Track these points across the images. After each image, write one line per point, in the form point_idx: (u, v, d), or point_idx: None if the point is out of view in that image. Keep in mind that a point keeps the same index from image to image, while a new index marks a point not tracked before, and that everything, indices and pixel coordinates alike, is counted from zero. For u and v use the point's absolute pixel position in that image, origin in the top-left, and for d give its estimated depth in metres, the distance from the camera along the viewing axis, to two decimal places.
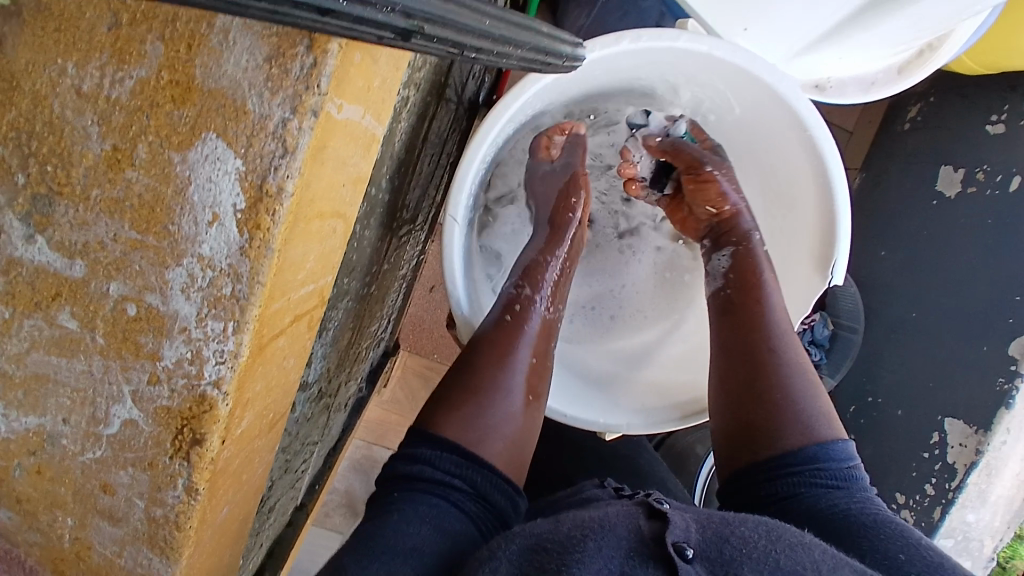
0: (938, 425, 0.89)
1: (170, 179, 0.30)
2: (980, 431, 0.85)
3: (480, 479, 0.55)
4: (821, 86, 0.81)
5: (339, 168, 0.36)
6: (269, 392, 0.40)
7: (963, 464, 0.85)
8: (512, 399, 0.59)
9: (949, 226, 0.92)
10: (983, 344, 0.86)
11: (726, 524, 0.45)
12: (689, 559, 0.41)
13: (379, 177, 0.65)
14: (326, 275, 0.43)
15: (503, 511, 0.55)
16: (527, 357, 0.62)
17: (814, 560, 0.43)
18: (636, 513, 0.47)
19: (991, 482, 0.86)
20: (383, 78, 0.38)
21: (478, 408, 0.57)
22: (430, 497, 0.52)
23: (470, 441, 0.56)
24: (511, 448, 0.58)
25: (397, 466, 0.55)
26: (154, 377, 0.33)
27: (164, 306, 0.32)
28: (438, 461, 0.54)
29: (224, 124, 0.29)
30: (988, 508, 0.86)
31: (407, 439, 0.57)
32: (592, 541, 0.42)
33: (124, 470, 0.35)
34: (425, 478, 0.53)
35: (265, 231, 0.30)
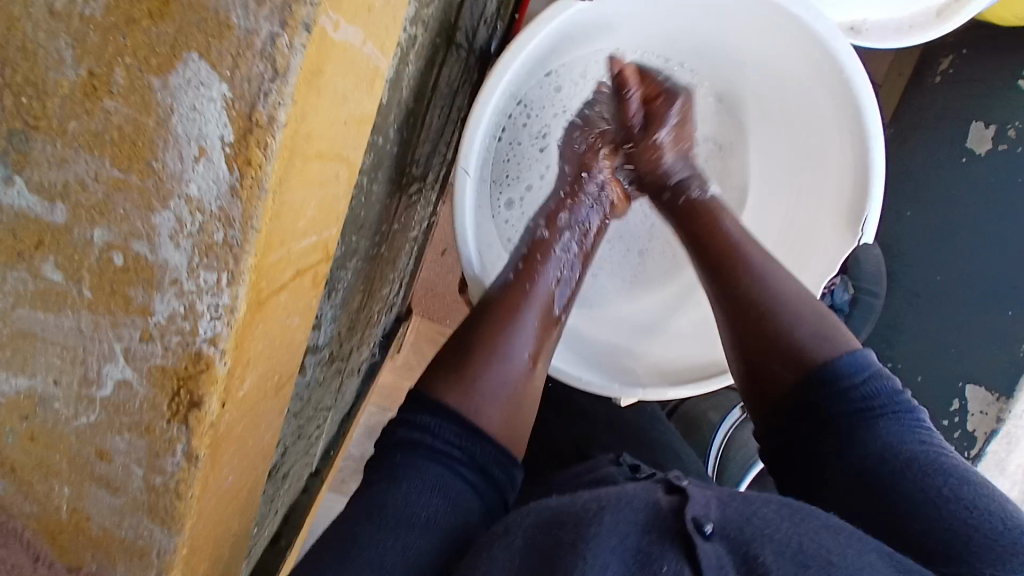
0: (959, 393, 0.87)
1: (152, 109, 0.27)
2: (1002, 398, 0.84)
3: (481, 452, 0.52)
4: (857, 29, 0.75)
5: (339, 103, 0.33)
6: (273, 352, 0.37)
7: (984, 432, 0.85)
8: (516, 364, 0.57)
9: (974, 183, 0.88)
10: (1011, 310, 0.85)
11: (748, 504, 0.43)
12: (707, 535, 0.39)
13: (384, 127, 0.61)
14: (329, 227, 0.40)
15: (503, 485, 0.52)
16: (533, 323, 0.60)
17: (840, 540, 0.40)
18: (654, 488, 0.45)
19: (1010, 451, 0.85)
20: (386, 2, 0.34)
21: (477, 372, 0.55)
22: (433, 464, 0.49)
23: (469, 406, 0.53)
24: (507, 412, 0.55)
25: (394, 433, 0.52)
26: (145, 335, 0.30)
27: (152, 256, 0.29)
28: (438, 430, 0.51)
29: (205, 42, 0.26)
30: (1007, 477, 0.86)
31: (405, 404, 0.54)
32: (608, 515, 0.40)
33: (121, 435, 0.33)
34: (425, 446, 0.50)
35: (257, 167, 0.27)
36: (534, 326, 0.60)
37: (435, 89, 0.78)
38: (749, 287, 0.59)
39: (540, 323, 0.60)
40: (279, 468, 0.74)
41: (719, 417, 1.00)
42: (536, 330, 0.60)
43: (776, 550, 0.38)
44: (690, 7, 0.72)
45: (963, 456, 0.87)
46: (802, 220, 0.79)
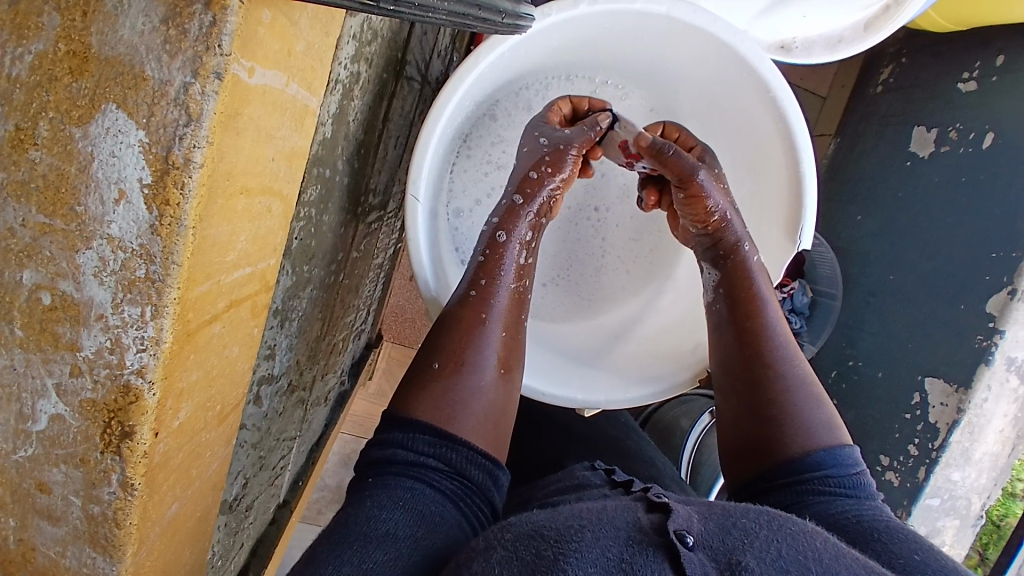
0: (919, 386, 0.89)
1: (73, 157, 0.28)
2: (961, 389, 0.84)
3: (455, 456, 0.54)
4: (787, 47, 0.80)
5: (263, 139, 0.34)
6: (214, 379, 0.39)
7: (945, 423, 0.85)
8: (487, 373, 0.59)
9: (922, 185, 0.91)
10: (959, 302, 0.86)
11: (728, 517, 0.44)
12: (690, 546, 0.40)
13: (331, 159, 0.63)
14: (267, 257, 0.41)
15: (482, 485, 0.54)
16: (499, 333, 0.62)
17: (818, 547, 0.42)
18: (636, 506, 0.47)
19: (974, 440, 0.86)
20: (307, 43, 0.36)
21: (449, 385, 0.57)
22: (403, 478, 0.51)
23: (442, 416, 0.55)
24: (485, 420, 0.57)
25: (369, 453, 0.54)
26: (75, 369, 0.31)
27: (78, 294, 0.30)
28: (410, 442, 0.54)
29: (122, 94, 0.27)
30: (973, 465, 0.87)
31: (380, 425, 0.56)
32: (590, 531, 0.42)
33: (58, 467, 0.33)
34: (396, 461, 0.53)
35: (175, 207, 0.28)
36: (499, 335, 0.62)
37: (386, 121, 0.81)
38: (754, 339, 0.60)
39: (506, 333, 0.62)
40: (241, 500, 0.75)
41: (687, 425, 1.02)
42: (502, 339, 0.62)
43: (758, 557, 0.39)
44: (621, 32, 0.75)
45: (927, 448, 0.87)
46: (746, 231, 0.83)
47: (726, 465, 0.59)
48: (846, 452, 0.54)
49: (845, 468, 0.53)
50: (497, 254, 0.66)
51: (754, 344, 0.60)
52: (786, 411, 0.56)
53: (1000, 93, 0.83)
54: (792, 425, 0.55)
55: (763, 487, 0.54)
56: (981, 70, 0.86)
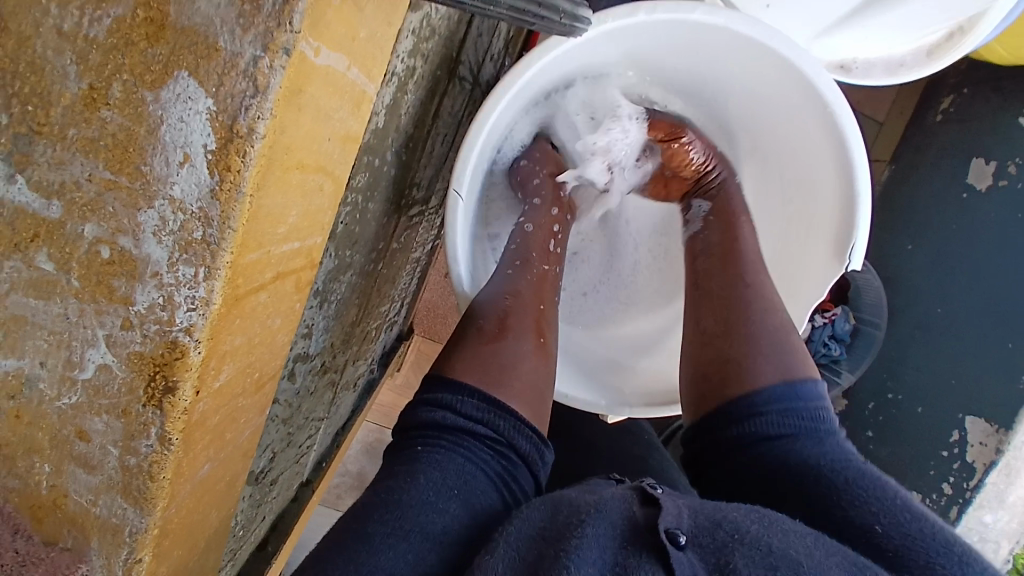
0: (959, 424, 0.89)
1: (143, 119, 0.30)
2: (1002, 430, 0.85)
3: (504, 424, 0.54)
4: (847, 67, 0.79)
5: (322, 119, 0.35)
6: (253, 349, 0.40)
7: (983, 463, 0.86)
8: (526, 343, 0.61)
9: (977, 220, 0.89)
10: (1008, 342, 0.86)
11: (719, 510, 0.45)
12: (680, 546, 0.41)
13: (381, 147, 0.65)
14: (313, 235, 0.43)
15: (529, 457, 0.54)
16: (538, 307, 0.65)
17: (810, 545, 0.43)
18: (629, 495, 0.47)
19: (1009, 483, 0.86)
20: (371, 30, 0.38)
21: (495, 350, 0.58)
22: (453, 453, 0.51)
23: (489, 380, 0.56)
24: (528, 389, 0.57)
25: (415, 414, 0.54)
26: (127, 322, 0.33)
27: (137, 250, 0.32)
28: (460, 404, 0.53)
29: (195, 62, 0.29)
30: (1006, 508, 0.87)
31: (423, 385, 0.56)
32: (588, 528, 0.42)
33: (99, 416, 0.35)
34: (447, 428, 0.52)
35: (235, 173, 0.29)
36: (537, 311, 0.64)
37: (436, 116, 0.82)
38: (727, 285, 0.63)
39: (544, 307, 0.66)
40: (266, 473, 0.77)
41: None
42: (539, 315, 0.64)
43: (746, 558, 0.40)
44: (679, 40, 0.75)
45: (962, 487, 0.88)
46: (792, 247, 0.82)
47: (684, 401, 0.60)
48: (808, 386, 0.54)
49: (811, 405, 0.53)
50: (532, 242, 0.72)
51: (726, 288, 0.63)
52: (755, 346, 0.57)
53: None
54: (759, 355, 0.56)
55: (718, 420, 0.55)
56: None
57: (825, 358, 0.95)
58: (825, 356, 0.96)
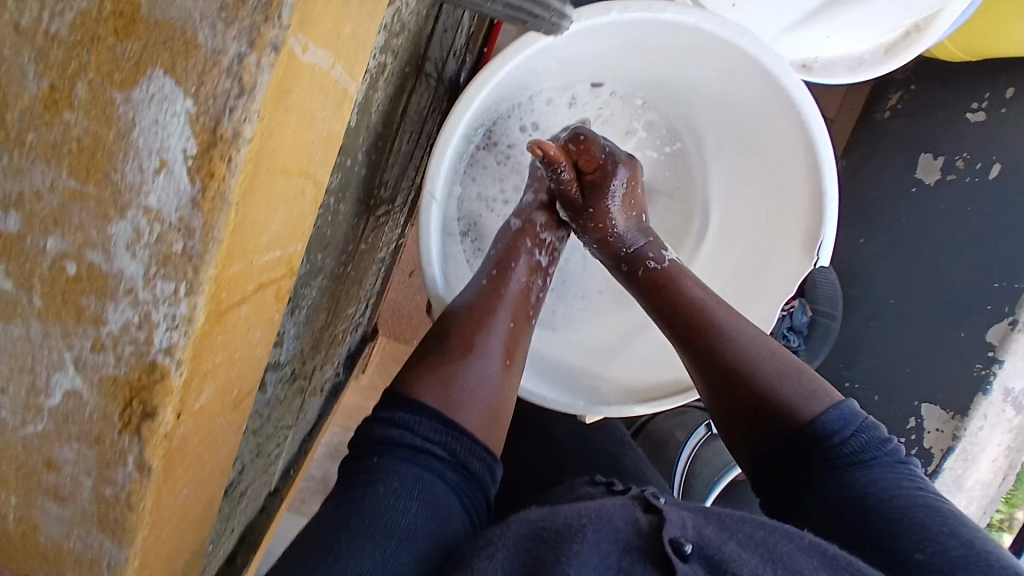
0: (915, 411, 0.89)
1: (113, 123, 0.27)
2: (957, 416, 0.86)
3: (460, 447, 0.53)
4: (808, 66, 0.81)
5: (308, 121, 0.33)
6: (234, 364, 0.38)
7: (940, 449, 0.87)
8: (493, 363, 0.59)
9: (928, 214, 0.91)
10: (962, 329, 0.86)
11: (725, 526, 0.44)
12: (686, 556, 0.40)
13: (352, 149, 0.62)
14: (295, 242, 0.41)
15: (482, 479, 0.54)
16: (508, 323, 0.62)
17: (813, 556, 0.42)
18: (631, 505, 0.47)
19: (967, 468, 0.88)
20: (355, 26, 0.36)
21: (456, 368, 0.56)
22: (412, 466, 0.50)
23: (447, 402, 0.54)
24: (488, 412, 0.57)
25: (371, 432, 0.53)
26: (98, 344, 0.30)
27: (107, 265, 0.29)
28: (417, 426, 0.53)
29: (171, 59, 0.26)
30: (965, 492, 0.89)
31: (381, 403, 0.55)
32: (590, 534, 0.42)
33: (69, 445, 0.32)
34: (404, 444, 0.51)
35: (219, 180, 0.27)
36: (507, 326, 0.62)
37: (404, 114, 0.80)
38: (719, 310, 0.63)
39: (515, 323, 0.63)
40: (236, 488, 0.73)
41: (681, 439, 1.01)
42: (509, 328, 0.62)
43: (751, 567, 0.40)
44: (650, 40, 0.75)
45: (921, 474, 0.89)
46: (759, 245, 0.83)
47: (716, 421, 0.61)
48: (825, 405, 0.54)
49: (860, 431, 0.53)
50: (512, 252, 0.68)
51: (716, 309, 0.62)
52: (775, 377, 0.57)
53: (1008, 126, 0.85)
54: (762, 387, 0.57)
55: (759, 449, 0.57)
56: (990, 101, 0.86)
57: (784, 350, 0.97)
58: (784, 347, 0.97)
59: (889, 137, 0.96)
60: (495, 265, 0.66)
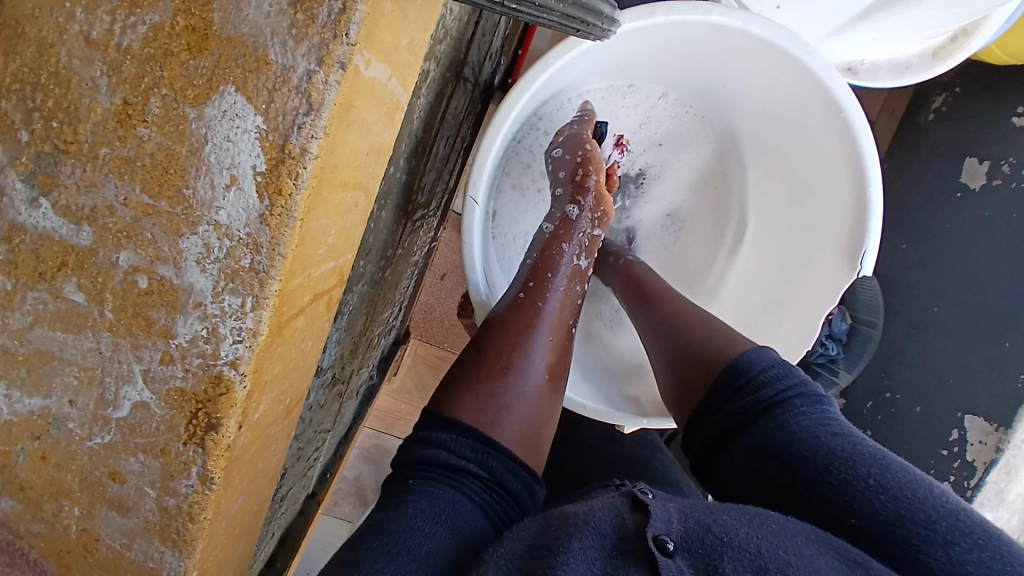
0: (957, 423, 0.87)
1: (185, 138, 0.28)
2: (1002, 428, 0.83)
3: (495, 465, 0.52)
4: (854, 69, 0.79)
5: (364, 134, 0.33)
6: (288, 375, 0.38)
7: (983, 462, 0.84)
8: (532, 379, 0.59)
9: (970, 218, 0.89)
10: (1005, 339, 0.84)
11: (710, 515, 0.43)
12: (669, 553, 0.39)
13: (396, 156, 0.63)
14: (346, 252, 0.41)
15: (519, 497, 0.53)
16: (546, 338, 0.62)
17: (799, 544, 0.41)
18: (620, 504, 0.46)
19: (1011, 482, 0.83)
20: (411, 37, 0.36)
21: (494, 389, 0.56)
22: (446, 490, 0.50)
23: (485, 420, 0.54)
24: (527, 429, 0.56)
25: (410, 451, 0.53)
26: (167, 356, 0.31)
27: (178, 279, 0.29)
28: (454, 445, 0.52)
29: (243, 76, 0.27)
30: (1006, 507, 0.84)
31: (420, 423, 0.55)
32: (576, 541, 0.41)
33: (135, 456, 0.33)
34: (439, 463, 0.51)
35: (286, 197, 0.27)
36: (546, 342, 0.62)
37: (443, 119, 0.80)
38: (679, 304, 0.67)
39: (553, 339, 0.63)
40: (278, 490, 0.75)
41: None
42: (548, 346, 0.62)
43: (734, 559, 0.38)
44: (692, 42, 0.74)
45: (962, 486, 0.85)
46: (799, 255, 0.82)
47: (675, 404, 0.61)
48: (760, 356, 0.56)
49: (772, 374, 0.54)
50: (547, 261, 0.68)
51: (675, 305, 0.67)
52: (706, 342, 0.60)
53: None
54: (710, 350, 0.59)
55: (705, 414, 0.56)
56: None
57: (823, 358, 0.94)
58: (822, 355, 0.94)
59: (929, 143, 0.94)
60: (530, 275, 0.66)
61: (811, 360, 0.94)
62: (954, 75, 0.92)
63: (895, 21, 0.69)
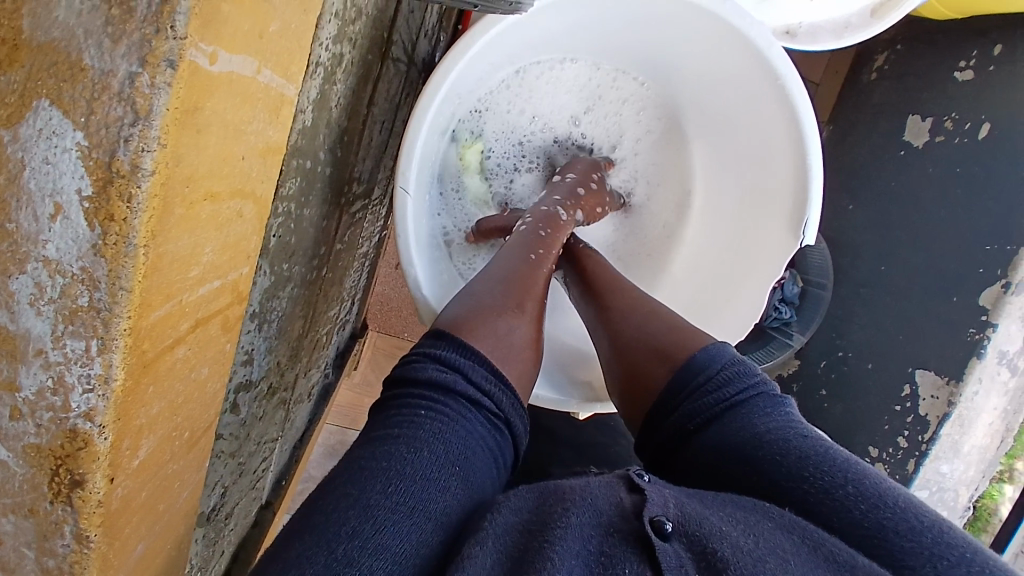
0: (909, 378, 0.85)
1: (2, 164, 0.23)
2: (952, 381, 0.81)
3: (505, 401, 0.49)
4: (792, 32, 0.76)
5: (234, 138, 0.29)
6: (180, 407, 0.35)
7: (936, 415, 0.82)
8: (530, 326, 0.56)
9: (915, 174, 0.87)
10: (953, 294, 0.83)
11: (705, 504, 0.41)
12: (666, 536, 0.37)
13: (313, 148, 0.58)
14: (239, 267, 0.36)
15: (519, 440, 0.49)
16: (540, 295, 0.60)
17: (796, 538, 0.39)
18: (615, 484, 0.42)
19: (964, 433, 0.83)
20: (287, 24, 0.31)
21: (505, 325, 0.53)
22: (458, 420, 0.44)
23: (498, 353, 0.51)
24: (529, 370, 0.53)
25: (420, 372, 0.46)
26: (15, 412, 0.27)
27: (13, 325, 0.26)
28: (469, 371, 0.48)
29: (57, 87, 0.23)
30: (962, 457, 0.84)
31: (426, 344, 0.50)
32: (574, 518, 0.38)
33: (6, 516, 0.29)
34: (455, 391, 0.46)
35: (121, 223, 0.24)
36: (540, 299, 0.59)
37: (372, 105, 0.75)
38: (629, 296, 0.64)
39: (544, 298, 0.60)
40: (221, 510, 0.71)
41: None
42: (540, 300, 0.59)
43: (733, 547, 0.36)
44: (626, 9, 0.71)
45: (917, 440, 0.84)
46: (746, 231, 0.79)
47: (625, 404, 0.58)
48: (717, 355, 0.54)
49: (732, 372, 0.52)
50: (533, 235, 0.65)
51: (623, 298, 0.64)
52: (655, 341, 0.58)
53: (997, 85, 0.80)
54: (662, 347, 0.57)
55: (657, 416, 0.54)
56: (978, 59, 0.82)
57: (777, 322, 0.95)
58: (777, 319, 0.95)
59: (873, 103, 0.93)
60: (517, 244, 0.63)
61: (766, 325, 0.96)
62: (897, 32, 0.91)
63: None
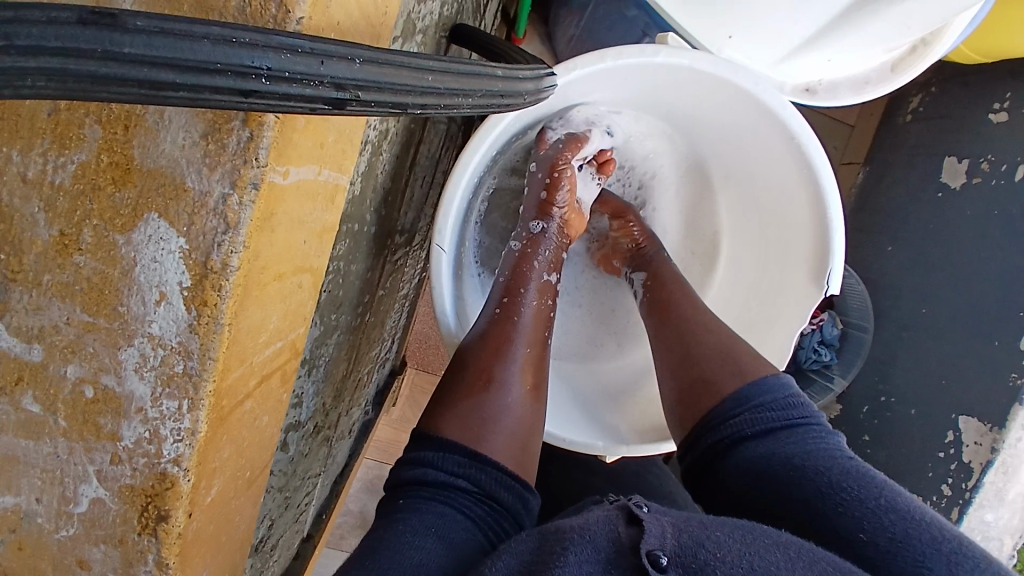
0: (953, 424, 0.83)
1: (116, 261, 0.30)
2: (996, 428, 0.79)
3: (485, 478, 0.53)
4: (812, 89, 0.76)
5: (297, 226, 0.35)
6: (243, 449, 0.40)
7: (979, 462, 0.80)
8: (515, 391, 0.59)
9: (952, 215, 0.89)
10: (994, 337, 0.81)
11: (704, 528, 0.44)
12: (662, 568, 0.40)
13: (360, 211, 0.65)
14: (296, 327, 0.42)
15: (513, 508, 0.54)
16: (524, 350, 0.62)
17: (794, 561, 0.42)
18: (614, 517, 0.46)
19: (1009, 480, 0.79)
20: (343, 127, 0.38)
21: (477, 403, 0.56)
22: (434, 504, 0.51)
23: (470, 436, 0.55)
24: (514, 440, 0.57)
25: (400, 473, 0.54)
26: (116, 457, 0.33)
27: (119, 387, 0.32)
28: (442, 462, 0.53)
29: (164, 204, 0.29)
30: (1007, 506, 0.80)
31: (409, 445, 0.56)
32: (571, 555, 0.41)
33: (97, 546, 0.35)
34: (428, 482, 0.52)
35: (211, 307, 0.30)
36: (525, 354, 0.61)
37: (413, 165, 0.82)
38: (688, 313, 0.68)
39: (530, 350, 0.63)
40: (266, 541, 0.76)
41: None
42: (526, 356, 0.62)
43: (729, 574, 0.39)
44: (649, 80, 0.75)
45: (959, 488, 0.81)
46: (771, 271, 0.83)
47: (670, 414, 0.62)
48: (773, 380, 0.57)
49: (794, 400, 0.56)
50: (518, 278, 0.68)
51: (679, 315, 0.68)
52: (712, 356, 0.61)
53: None
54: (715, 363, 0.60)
55: (703, 430, 0.58)
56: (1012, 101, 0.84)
57: (816, 364, 0.97)
58: (816, 361, 0.97)
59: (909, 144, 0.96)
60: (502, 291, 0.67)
61: (807, 367, 0.98)
62: (930, 74, 0.94)
63: (852, 36, 0.67)
